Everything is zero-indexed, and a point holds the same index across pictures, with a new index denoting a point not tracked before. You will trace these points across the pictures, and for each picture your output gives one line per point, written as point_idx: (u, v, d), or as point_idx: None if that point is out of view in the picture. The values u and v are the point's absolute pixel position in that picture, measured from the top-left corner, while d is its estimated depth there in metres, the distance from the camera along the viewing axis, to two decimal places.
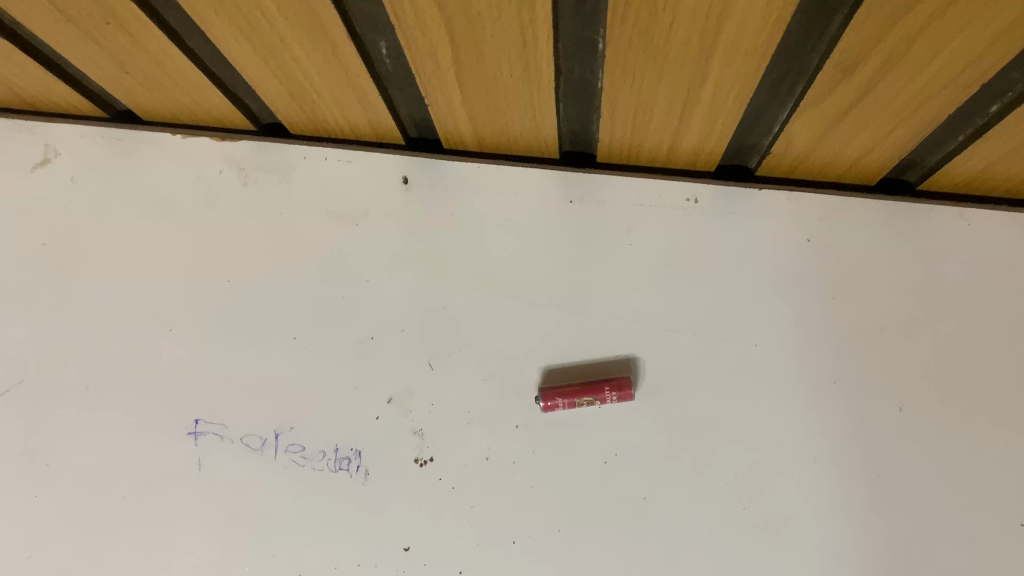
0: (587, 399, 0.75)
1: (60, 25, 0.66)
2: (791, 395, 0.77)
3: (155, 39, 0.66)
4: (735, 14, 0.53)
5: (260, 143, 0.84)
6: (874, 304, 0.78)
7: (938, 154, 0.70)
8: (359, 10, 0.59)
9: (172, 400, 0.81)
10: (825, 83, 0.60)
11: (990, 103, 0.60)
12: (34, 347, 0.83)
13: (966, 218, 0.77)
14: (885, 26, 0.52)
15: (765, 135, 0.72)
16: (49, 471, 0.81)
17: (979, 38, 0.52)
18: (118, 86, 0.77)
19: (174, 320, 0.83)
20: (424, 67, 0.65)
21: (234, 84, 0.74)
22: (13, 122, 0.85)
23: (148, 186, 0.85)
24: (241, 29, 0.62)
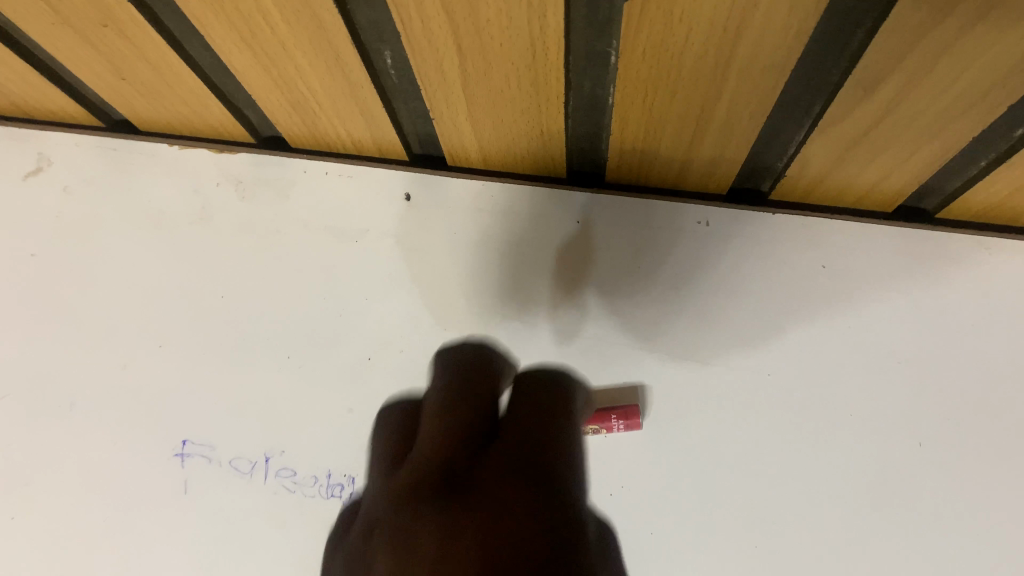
0: (594, 427, 0.74)
1: (57, 29, 0.64)
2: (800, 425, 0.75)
3: (154, 47, 0.64)
4: (753, 28, 0.51)
5: (259, 157, 0.82)
6: (890, 336, 0.75)
7: (958, 181, 0.68)
8: (365, 19, 0.58)
9: (161, 420, 0.78)
10: (845, 104, 0.58)
11: (1016, 126, 0.58)
12: (18, 366, 0.80)
13: (988, 249, 0.75)
14: (911, 42, 0.50)
15: (779, 158, 0.70)
16: (28, 490, 0.78)
17: (1006, 57, 0.50)
18: (116, 95, 0.75)
19: (165, 336, 0.80)
20: (430, 80, 0.63)
21: (236, 95, 0.73)
22: (11, 130, 0.85)
23: (143, 198, 0.83)
24: (244, 37, 0.61)
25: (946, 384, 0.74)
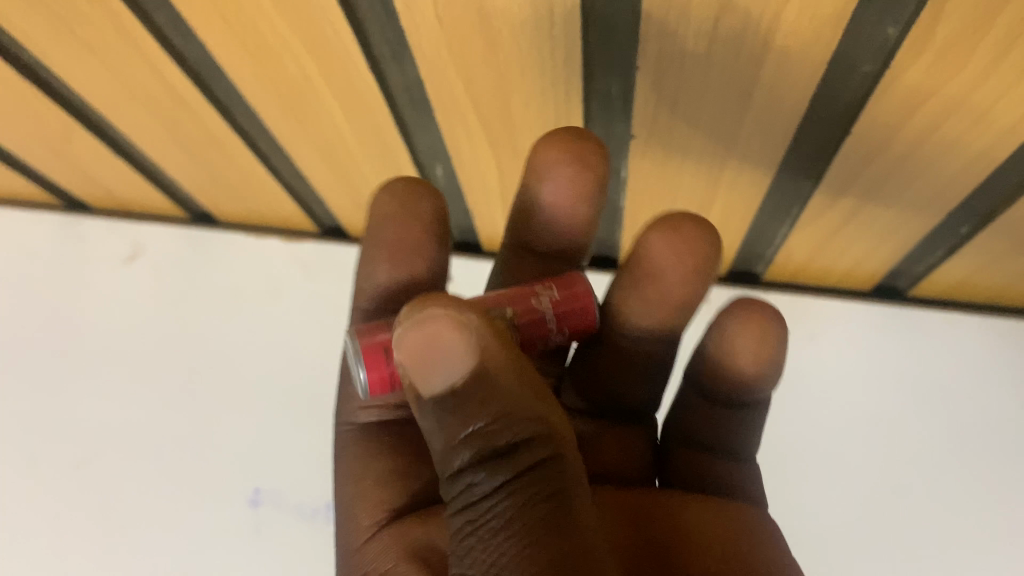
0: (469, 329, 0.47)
1: (167, 145, 0.78)
2: (775, 463, 0.90)
3: (245, 157, 0.78)
4: (736, 149, 0.63)
5: (322, 245, 0.96)
6: (869, 397, 0.88)
7: (922, 267, 0.80)
8: (423, 143, 0.70)
9: (238, 471, 0.93)
10: (817, 206, 0.70)
11: (961, 225, 0.69)
12: (115, 424, 0.96)
13: (951, 322, 0.87)
14: (863, 161, 0.62)
15: (768, 246, 0.81)
16: (124, 530, 0.92)
17: (940, 175, 0.62)
18: (203, 192, 0.89)
19: (238, 400, 0.95)
20: (472, 184, 0.76)
21: (305, 195, 0.86)
22: (111, 222, 1.00)
23: (223, 279, 0.98)
24: (322, 152, 0.74)
25: (910, 437, 0.86)
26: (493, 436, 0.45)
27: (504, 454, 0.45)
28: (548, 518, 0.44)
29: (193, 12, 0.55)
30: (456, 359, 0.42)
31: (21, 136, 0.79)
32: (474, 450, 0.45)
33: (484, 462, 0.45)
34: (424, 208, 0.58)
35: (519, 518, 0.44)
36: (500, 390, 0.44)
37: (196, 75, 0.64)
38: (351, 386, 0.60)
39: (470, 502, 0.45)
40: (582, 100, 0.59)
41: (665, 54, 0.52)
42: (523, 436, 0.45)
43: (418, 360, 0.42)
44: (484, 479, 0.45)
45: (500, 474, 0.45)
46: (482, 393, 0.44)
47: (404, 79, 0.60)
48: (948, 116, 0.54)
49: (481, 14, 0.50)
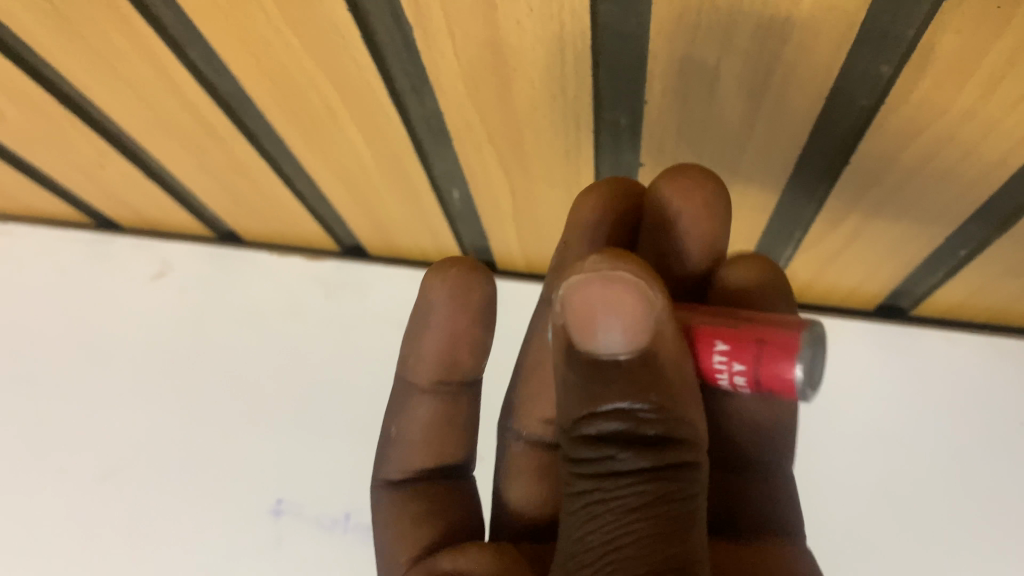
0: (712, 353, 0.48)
1: (196, 171, 0.81)
2: None
3: (270, 182, 0.81)
4: (740, 178, 0.66)
5: (343, 265, 0.99)
6: (872, 414, 0.91)
7: (922, 288, 0.82)
8: (440, 170, 0.74)
9: (260, 482, 0.96)
10: (819, 230, 0.73)
11: (959, 249, 0.72)
12: (142, 436, 0.99)
13: (951, 340, 0.89)
14: (860, 189, 0.65)
15: (773, 268, 0.84)
16: (149, 539, 0.96)
17: (936, 202, 0.64)
18: (229, 214, 0.93)
19: (261, 413, 0.98)
20: (488, 209, 0.80)
21: (326, 216, 0.89)
22: (140, 241, 1.04)
23: (245, 298, 1.01)
24: (344, 178, 0.77)
25: (918, 454, 0.88)
26: (616, 411, 0.48)
27: (627, 431, 0.49)
28: (668, 505, 0.47)
29: (228, 50, 0.58)
30: (625, 317, 0.46)
31: (57, 161, 0.83)
32: (602, 422, 0.48)
33: (598, 438, 0.49)
34: (473, 295, 0.66)
35: (646, 505, 0.47)
36: (640, 373, 0.47)
37: (227, 106, 0.67)
38: (399, 438, 0.69)
39: (590, 487, 0.49)
40: (592, 132, 0.62)
41: (670, 90, 0.55)
42: (625, 415, 0.48)
43: (581, 313, 0.46)
44: (617, 460, 0.48)
45: (639, 457, 0.48)
46: (601, 376, 0.48)
47: (423, 112, 0.64)
48: (942, 147, 0.57)
49: (497, 52, 0.54)
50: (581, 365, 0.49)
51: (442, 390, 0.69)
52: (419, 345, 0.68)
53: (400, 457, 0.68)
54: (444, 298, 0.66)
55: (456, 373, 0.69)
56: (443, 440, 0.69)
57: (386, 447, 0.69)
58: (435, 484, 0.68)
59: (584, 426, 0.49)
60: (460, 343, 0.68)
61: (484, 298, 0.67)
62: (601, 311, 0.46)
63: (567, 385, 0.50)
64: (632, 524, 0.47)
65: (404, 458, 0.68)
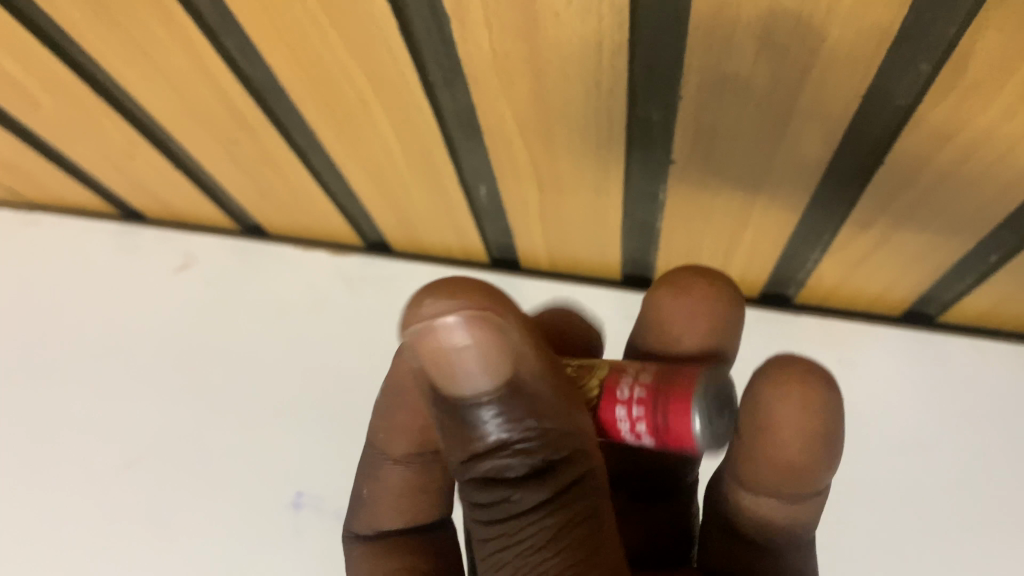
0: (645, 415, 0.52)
1: (225, 163, 0.82)
2: None
3: (298, 175, 0.81)
4: (771, 178, 0.66)
5: (367, 261, 1.01)
6: (896, 421, 0.90)
7: (951, 293, 0.81)
8: (470, 166, 0.73)
9: (281, 476, 0.96)
10: (849, 232, 0.73)
11: (990, 255, 0.71)
12: (163, 427, 1.00)
13: (981, 351, 0.88)
14: (893, 191, 0.64)
15: (800, 270, 0.84)
16: (168, 529, 0.96)
17: (969, 205, 0.64)
18: (255, 207, 0.93)
19: (283, 408, 0.98)
20: (514, 205, 0.79)
21: (352, 211, 0.89)
22: (164, 233, 1.05)
23: (269, 292, 1.02)
24: (372, 172, 0.77)
25: (942, 461, 0.87)
26: (497, 448, 0.50)
27: (522, 468, 0.50)
28: (577, 531, 0.49)
29: (264, 39, 0.59)
30: (499, 361, 0.48)
31: (85, 150, 0.84)
32: (492, 461, 0.50)
33: (493, 480, 0.51)
34: (418, 396, 0.65)
35: (556, 536, 0.49)
36: (518, 401, 0.50)
37: (260, 97, 0.68)
38: (371, 499, 0.70)
39: (498, 533, 0.50)
40: (624, 129, 0.62)
41: (706, 86, 0.55)
42: (511, 451, 0.50)
43: (456, 354, 0.47)
44: (516, 498, 0.50)
45: (533, 489, 0.50)
46: (473, 421, 0.50)
47: (455, 105, 0.63)
48: (978, 148, 0.56)
49: (532, 44, 0.54)
50: (455, 412, 0.50)
51: (414, 459, 0.70)
52: (389, 422, 0.68)
53: (371, 517, 0.70)
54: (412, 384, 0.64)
55: (429, 442, 0.69)
56: (419, 497, 0.71)
57: (360, 509, 0.71)
58: (420, 537, 0.70)
59: (477, 467, 0.50)
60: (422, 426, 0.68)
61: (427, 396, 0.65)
62: (481, 355, 0.47)
63: (444, 430, 0.51)
64: (548, 556, 0.48)
65: (380, 515, 0.70)
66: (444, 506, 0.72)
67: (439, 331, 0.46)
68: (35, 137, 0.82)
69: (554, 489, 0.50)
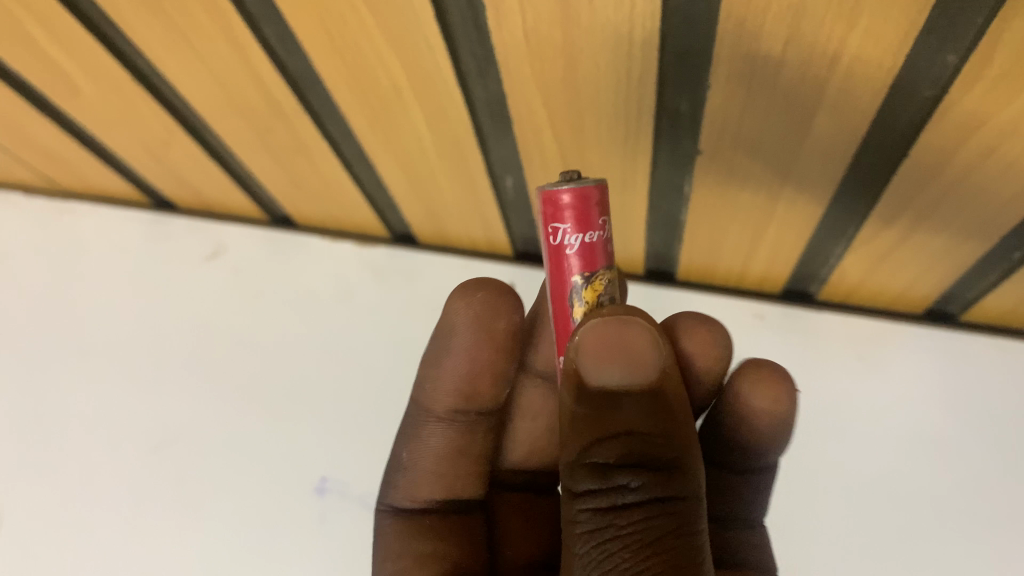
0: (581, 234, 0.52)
1: (259, 152, 0.84)
2: (822, 479, 0.91)
3: (330, 165, 0.83)
4: (797, 170, 0.67)
5: (392, 252, 1.02)
6: (919, 419, 0.90)
7: (974, 292, 0.82)
8: (498, 156, 0.75)
9: (307, 462, 0.98)
10: (872, 227, 0.73)
11: (1013, 252, 0.72)
12: (191, 411, 1.01)
13: (1003, 351, 0.88)
14: (918, 186, 0.65)
15: (823, 266, 0.84)
16: (195, 512, 0.98)
17: (994, 201, 0.64)
18: (285, 197, 0.95)
19: (308, 396, 1.00)
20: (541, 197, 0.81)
21: (380, 201, 0.91)
22: (194, 222, 1.07)
23: (296, 281, 1.04)
24: (402, 162, 0.79)
25: (964, 461, 0.88)
26: (622, 440, 0.55)
27: (634, 460, 0.54)
28: (677, 537, 0.52)
29: (304, 28, 0.60)
30: (639, 365, 0.54)
31: (123, 137, 0.86)
32: (608, 449, 0.55)
33: (608, 471, 0.55)
34: (499, 324, 0.69)
35: (657, 539, 0.52)
36: (650, 403, 0.55)
37: (296, 85, 0.69)
38: (411, 465, 0.74)
39: (603, 522, 0.54)
40: (652, 119, 0.63)
41: (734, 78, 0.56)
42: (629, 441, 0.55)
43: (609, 352, 0.52)
44: (627, 491, 0.54)
45: (647, 489, 0.54)
46: (613, 405, 0.55)
47: (487, 93, 0.65)
48: (1003, 141, 0.57)
49: (565, 32, 0.55)
50: (584, 400, 0.55)
51: (457, 419, 0.73)
52: (439, 371, 0.72)
53: (409, 485, 0.74)
54: (465, 325, 0.69)
55: (476, 402, 0.73)
56: (450, 470, 0.74)
57: (397, 473, 0.75)
58: (438, 516, 0.73)
59: (596, 458, 0.55)
60: (480, 372, 0.71)
61: (510, 326, 0.69)
62: (614, 356, 0.53)
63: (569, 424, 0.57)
64: (649, 557, 0.52)
65: (413, 485, 0.74)
66: (475, 489, 0.76)
67: (582, 341, 0.52)
68: (75, 124, 0.85)
69: (660, 492, 0.54)
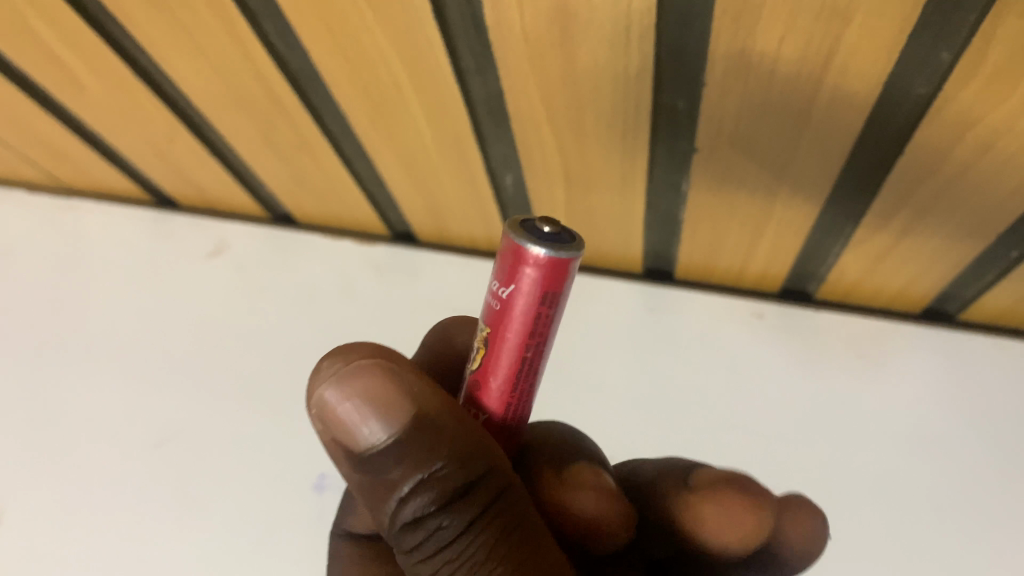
0: None
1: (261, 149, 0.84)
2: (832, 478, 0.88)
3: (331, 162, 0.83)
4: (794, 168, 0.67)
5: (394, 250, 1.03)
6: (922, 419, 0.89)
7: (972, 290, 0.82)
8: (497, 155, 0.75)
9: (306, 460, 0.98)
10: (871, 225, 0.74)
11: (1011, 249, 0.72)
12: (192, 407, 1.02)
13: (1002, 349, 0.90)
14: (915, 183, 0.65)
15: (821, 264, 0.85)
16: (192, 512, 0.97)
17: (991, 197, 0.64)
18: (287, 195, 0.96)
19: (309, 393, 1.00)
20: (540, 196, 0.81)
21: (381, 199, 0.92)
22: (199, 220, 1.09)
23: (298, 278, 1.05)
24: (402, 160, 0.80)
25: (967, 461, 0.87)
26: (417, 477, 0.40)
27: (448, 491, 0.41)
28: (525, 555, 0.41)
29: (304, 24, 0.61)
30: (400, 399, 0.40)
31: (125, 133, 0.86)
32: (411, 502, 0.40)
33: (417, 520, 0.41)
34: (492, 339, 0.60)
35: (500, 565, 0.40)
36: (411, 432, 0.40)
37: (295, 81, 0.70)
38: (365, 484, 0.57)
39: (437, 569, 0.41)
40: (650, 116, 0.64)
41: (731, 74, 0.57)
42: (436, 476, 0.40)
43: (392, 395, 0.40)
44: (443, 529, 0.41)
45: (459, 517, 0.41)
46: (377, 448, 0.40)
47: (485, 91, 0.65)
48: (1000, 137, 0.57)
49: (562, 28, 0.55)
50: (358, 462, 0.41)
51: None
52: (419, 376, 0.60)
53: (356, 511, 0.57)
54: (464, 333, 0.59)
55: None
56: None
57: (349, 494, 0.57)
58: (391, 551, 0.56)
59: (402, 511, 0.41)
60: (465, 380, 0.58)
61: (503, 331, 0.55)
62: (398, 396, 0.41)
63: (358, 483, 0.42)
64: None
65: (362, 508, 0.56)
66: None
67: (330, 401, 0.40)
68: (78, 120, 0.85)
69: (477, 514, 0.41)
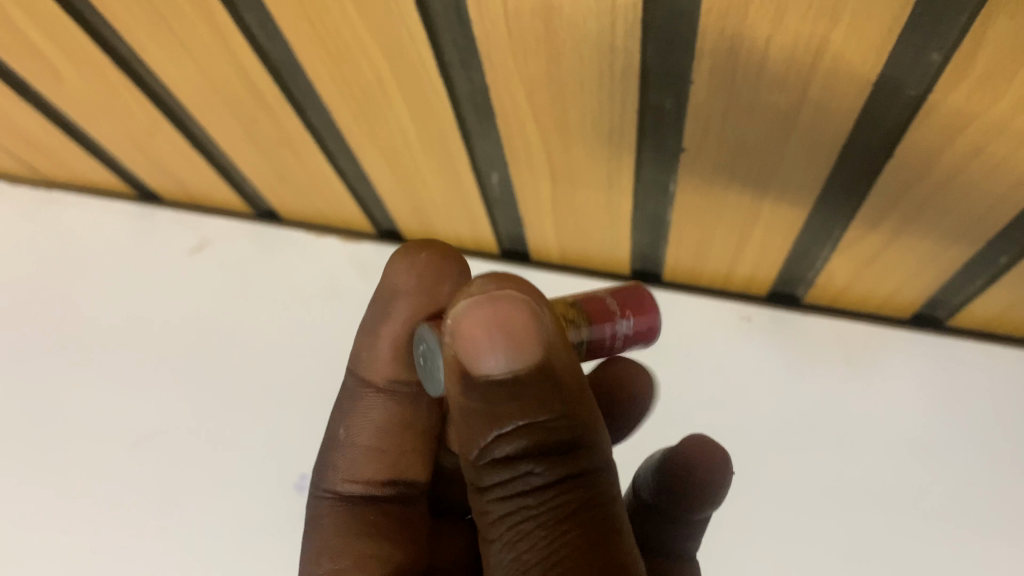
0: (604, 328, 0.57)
1: (244, 144, 0.83)
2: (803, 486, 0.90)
3: (314, 158, 0.82)
4: (781, 171, 0.66)
5: (378, 248, 1.01)
6: (905, 425, 0.89)
7: (961, 296, 0.81)
8: (482, 152, 0.74)
9: (290, 459, 0.98)
10: (859, 229, 0.73)
11: (999, 255, 0.71)
12: (174, 405, 1.01)
13: (991, 355, 0.87)
14: (903, 187, 0.65)
15: (809, 269, 0.84)
16: (177, 509, 0.98)
17: (979, 203, 0.64)
18: (271, 190, 0.94)
19: (292, 393, 1.00)
20: (526, 193, 0.80)
21: (365, 196, 0.90)
22: (179, 216, 1.05)
23: (281, 275, 1.03)
24: (386, 156, 0.78)
25: (949, 467, 0.87)
26: (515, 430, 0.51)
27: (537, 445, 0.51)
28: (591, 510, 0.51)
29: (285, 15, 0.60)
30: (522, 343, 0.49)
31: (107, 127, 0.85)
32: (507, 442, 0.51)
33: (509, 460, 0.52)
34: (443, 289, 0.66)
35: (570, 515, 0.51)
36: (531, 383, 0.50)
37: (277, 74, 0.68)
38: (349, 442, 0.71)
39: (513, 507, 0.53)
40: (637, 116, 0.63)
41: (717, 74, 0.56)
42: (530, 430, 0.51)
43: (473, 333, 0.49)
44: (533, 474, 0.52)
45: (550, 470, 0.51)
46: (500, 394, 0.51)
47: (470, 87, 0.64)
48: (988, 142, 0.56)
49: (547, 24, 0.54)
50: (473, 392, 0.51)
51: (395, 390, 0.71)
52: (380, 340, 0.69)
53: (350, 465, 0.71)
54: (409, 288, 0.65)
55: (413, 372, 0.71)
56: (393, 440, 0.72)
57: (332, 452, 0.72)
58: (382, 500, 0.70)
59: (496, 447, 0.52)
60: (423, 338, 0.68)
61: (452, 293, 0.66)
62: (494, 338, 0.48)
63: (458, 420, 0.53)
64: (564, 533, 0.50)
65: (353, 462, 0.71)
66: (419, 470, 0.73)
67: (455, 325, 0.49)
68: (59, 113, 0.84)
69: (564, 471, 0.51)
